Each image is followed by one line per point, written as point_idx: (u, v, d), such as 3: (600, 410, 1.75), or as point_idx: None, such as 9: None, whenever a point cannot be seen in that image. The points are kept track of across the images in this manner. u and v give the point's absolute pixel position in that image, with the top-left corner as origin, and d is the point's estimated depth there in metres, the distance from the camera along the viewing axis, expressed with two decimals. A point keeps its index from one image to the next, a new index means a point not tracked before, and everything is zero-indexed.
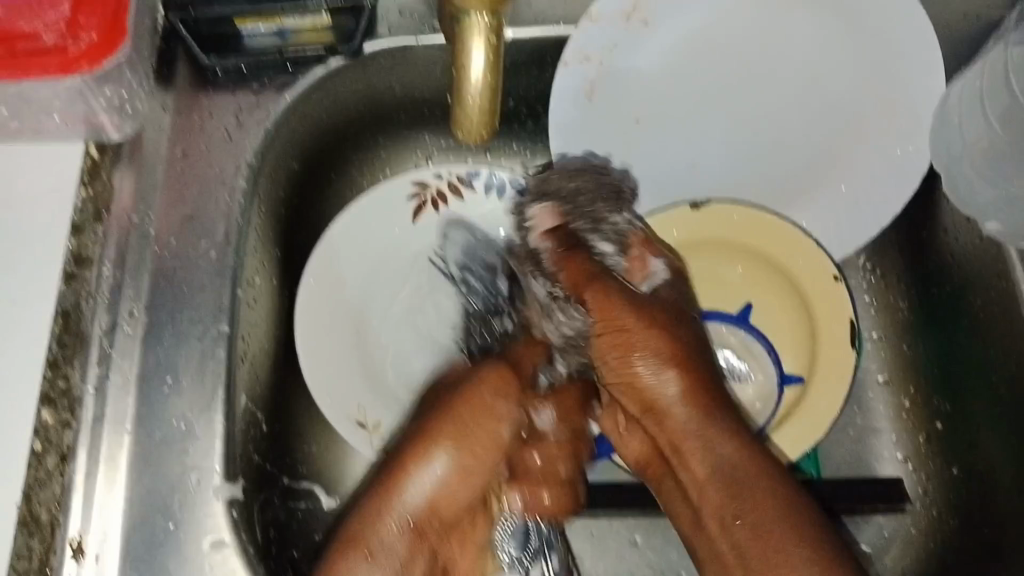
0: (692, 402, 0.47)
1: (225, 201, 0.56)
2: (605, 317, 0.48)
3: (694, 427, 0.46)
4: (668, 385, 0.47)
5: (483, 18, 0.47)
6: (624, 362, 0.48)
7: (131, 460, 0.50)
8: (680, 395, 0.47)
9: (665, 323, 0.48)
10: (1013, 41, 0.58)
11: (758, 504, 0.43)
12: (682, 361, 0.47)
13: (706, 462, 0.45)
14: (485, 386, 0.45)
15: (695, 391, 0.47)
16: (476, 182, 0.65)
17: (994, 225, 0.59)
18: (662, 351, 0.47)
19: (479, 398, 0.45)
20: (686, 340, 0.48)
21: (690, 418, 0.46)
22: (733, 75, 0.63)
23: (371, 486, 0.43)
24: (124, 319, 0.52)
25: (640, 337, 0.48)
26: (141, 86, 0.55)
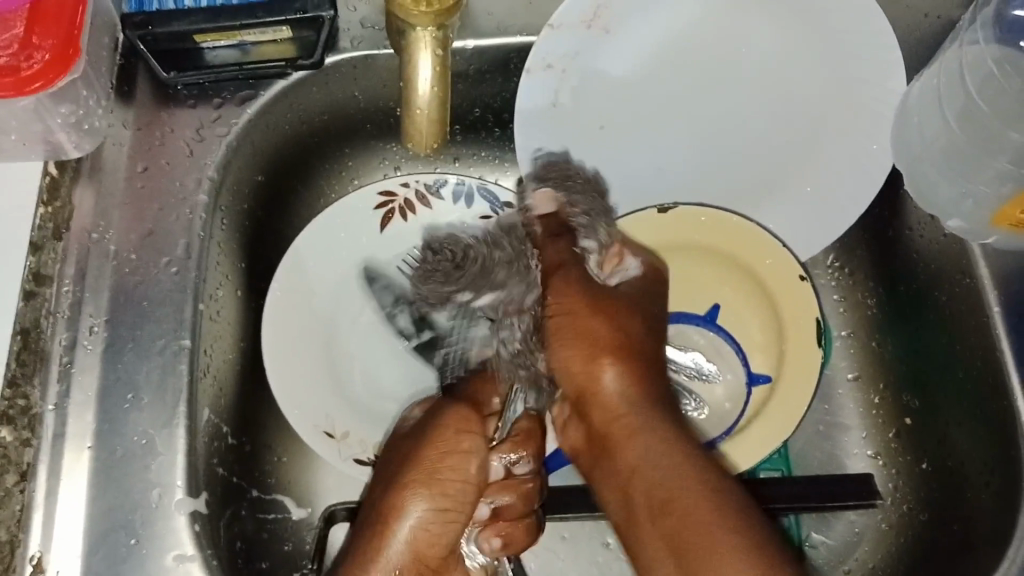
0: (635, 388, 0.50)
1: (186, 215, 0.57)
2: (563, 297, 0.52)
3: (625, 421, 0.49)
4: (618, 371, 0.50)
5: (431, 31, 0.47)
6: (579, 344, 0.51)
7: (92, 475, 0.50)
8: (628, 381, 0.50)
9: (623, 314, 0.52)
10: (967, 40, 0.58)
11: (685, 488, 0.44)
12: (633, 352, 0.51)
13: (638, 452, 0.47)
14: (447, 424, 0.47)
15: (629, 375, 0.50)
16: (443, 190, 0.64)
17: (956, 223, 0.60)
18: (613, 339, 0.51)
19: (446, 434, 0.47)
20: (636, 329, 0.52)
21: (634, 396, 0.50)
22: (698, 80, 0.62)
23: (360, 535, 0.45)
24: (84, 335, 0.53)
25: (601, 322, 0.52)
26: (98, 103, 0.55)
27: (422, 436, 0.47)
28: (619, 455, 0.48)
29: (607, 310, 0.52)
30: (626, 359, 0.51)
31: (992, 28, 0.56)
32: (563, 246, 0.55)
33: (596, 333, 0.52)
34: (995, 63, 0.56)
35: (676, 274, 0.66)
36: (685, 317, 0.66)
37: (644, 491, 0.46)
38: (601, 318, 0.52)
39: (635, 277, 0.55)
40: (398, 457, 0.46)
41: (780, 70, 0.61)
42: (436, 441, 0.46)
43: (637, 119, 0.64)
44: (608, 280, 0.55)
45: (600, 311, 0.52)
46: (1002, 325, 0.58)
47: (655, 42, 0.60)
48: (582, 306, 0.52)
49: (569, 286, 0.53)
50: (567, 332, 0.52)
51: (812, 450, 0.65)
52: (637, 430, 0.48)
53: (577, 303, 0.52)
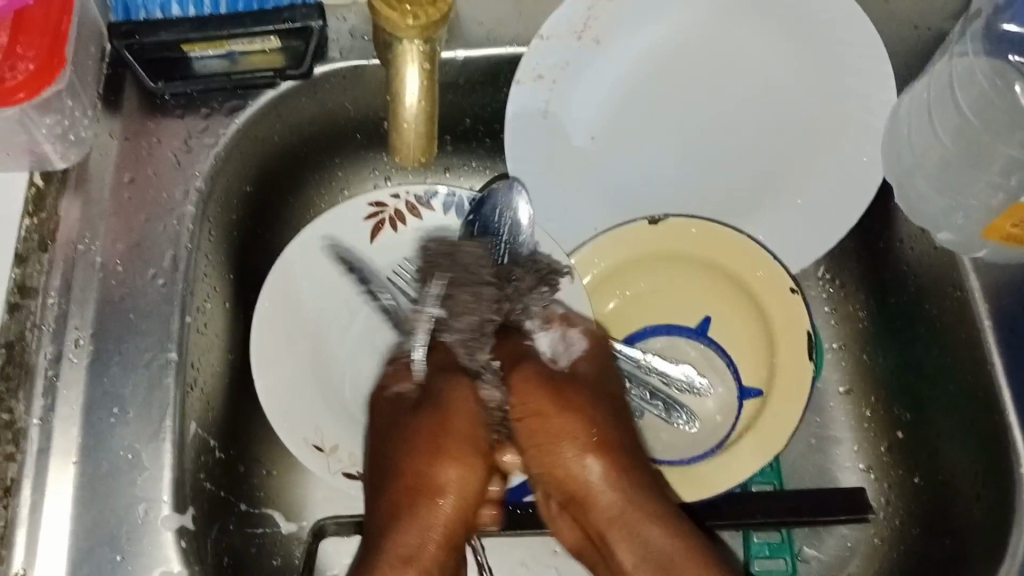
0: (617, 472, 0.52)
1: (173, 227, 0.56)
2: (524, 398, 0.53)
3: (615, 518, 0.51)
4: (595, 457, 0.52)
5: (418, 44, 0.47)
6: (552, 445, 0.53)
7: (77, 491, 0.50)
8: (607, 464, 0.52)
9: (575, 398, 0.53)
10: (957, 52, 0.58)
11: (672, 556, 0.49)
12: (601, 434, 0.53)
13: (635, 551, 0.50)
14: (444, 501, 0.52)
15: (612, 472, 0.52)
16: (432, 201, 0.63)
17: (947, 236, 0.60)
18: (583, 428, 0.53)
19: (464, 423, 0.54)
20: (602, 418, 0.54)
21: (617, 479, 0.51)
22: (689, 91, 0.62)
23: (393, 515, 0.52)
24: (69, 348, 0.52)
25: (571, 400, 0.53)
26: (84, 114, 0.55)
27: (444, 420, 0.54)
28: (616, 548, 0.51)
29: (565, 393, 0.54)
30: (601, 443, 0.52)
31: (981, 41, 0.57)
32: (511, 343, 0.57)
33: (567, 429, 0.52)
34: (986, 76, 0.57)
35: (668, 287, 0.66)
36: (675, 329, 0.66)
37: (631, 551, 0.50)
38: (565, 412, 0.53)
39: (585, 355, 0.58)
40: (429, 425, 0.54)
41: (771, 82, 0.61)
42: (454, 422, 0.54)
43: (627, 130, 0.63)
44: (560, 365, 0.57)
45: (562, 401, 0.53)
46: (992, 339, 0.58)
47: (645, 55, 0.61)
48: (543, 398, 0.53)
49: (528, 381, 0.54)
50: (539, 432, 0.53)
51: (802, 462, 0.65)
52: (635, 517, 0.50)
53: (540, 397, 0.53)
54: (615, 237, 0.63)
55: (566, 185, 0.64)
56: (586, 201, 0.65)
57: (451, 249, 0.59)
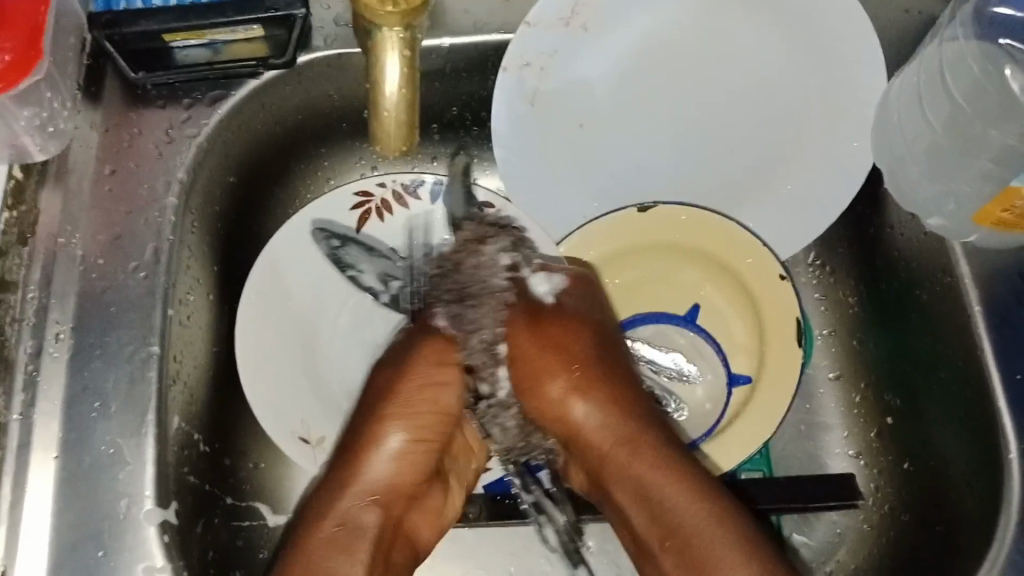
0: (612, 414, 0.54)
1: (155, 219, 0.56)
2: (512, 341, 0.55)
3: (612, 447, 0.52)
4: (585, 399, 0.54)
5: (398, 31, 0.46)
6: (541, 385, 0.55)
7: (59, 486, 0.49)
8: (602, 407, 0.54)
9: (566, 337, 0.56)
10: (947, 36, 0.57)
11: (667, 495, 0.49)
12: (594, 375, 0.55)
13: (629, 478, 0.51)
14: (376, 425, 0.54)
15: (602, 404, 0.54)
16: (420, 191, 0.62)
17: (936, 221, 0.60)
18: (573, 370, 0.55)
19: (411, 381, 0.54)
20: (591, 355, 0.56)
21: (616, 421, 0.53)
22: (679, 76, 0.61)
23: (346, 471, 0.53)
24: (50, 343, 0.52)
25: (565, 347, 0.56)
26: (63, 105, 0.54)
27: (396, 370, 0.55)
28: (613, 475, 0.52)
29: (559, 343, 0.56)
30: (593, 387, 0.54)
31: (971, 25, 0.55)
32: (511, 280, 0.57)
33: (556, 369, 0.55)
34: (977, 60, 0.55)
35: (658, 274, 0.65)
36: (662, 317, 0.65)
37: (635, 492, 0.51)
38: (554, 355, 0.55)
39: (568, 290, 0.57)
40: (385, 376, 0.55)
41: (761, 67, 0.60)
42: (419, 389, 0.55)
43: (616, 118, 0.63)
44: (543, 297, 0.57)
45: (547, 344, 0.55)
46: (983, 323, 0.57)
47: (634, 41, 0.59)
48: (534, 348, 0.55)
49: (523, 335, 0.55)
50: (531, 379, 0.55)
51: (793, 450, 0.65)
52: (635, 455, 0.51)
53: (531, 346, 0.55)
54: (600, 226, 0.62)
55: (555, 174, 0.63)
56: (574, 189, 0.65)
57: (472, 234, 0.57)
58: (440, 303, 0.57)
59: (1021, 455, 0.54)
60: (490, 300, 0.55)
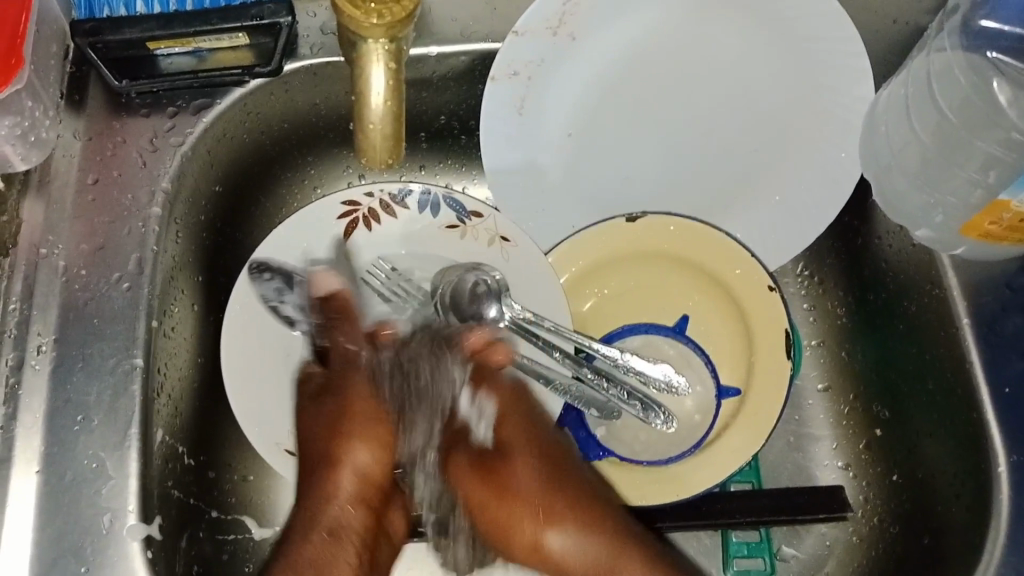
0: (588, 535, 0.57)
1: (138, 229, 0.55)
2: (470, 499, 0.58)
3: (589, 562, 0.58)
4: (554, 531, 0.58)
5: (383, 43, 0.46)
6: (511, 532, 0.58)
7: (40, 501, 0.49)
8: (564, 531, 0.58)
9: (511, 477, 0.59)
10: (934, 47, 0.57)
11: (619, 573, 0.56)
12: (557, 504, 0.58)
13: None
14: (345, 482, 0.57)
15: (574, 538, 0.58)
16: (408, 199, 0.61)
17: (923, 233, 0.60)
18: (538, 511, 0.58)
19: (357, 402, 0.57)
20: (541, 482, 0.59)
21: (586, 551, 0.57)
22: (666, 86, 0.61)
23: (316, 490, 0.56)
24: (32, 355, 0.51)
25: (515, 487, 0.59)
26: (45, 114, 0.54)
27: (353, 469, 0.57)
28: None
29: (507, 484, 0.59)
30: (553, 508, 0.58)
31: (958, 35, 0.56)
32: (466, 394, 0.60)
33: (519, 519, 0.58)
34: (963, 71, 0.55)
35: (645, 284, 0.65)
36: (653, 328, 0.65)
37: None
38: (508, 501, 0.58)
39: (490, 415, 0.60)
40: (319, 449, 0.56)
41: (748, 77, 0.60)
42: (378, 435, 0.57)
43: (604, 127, 0.63)
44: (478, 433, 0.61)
45: (500, 493, 0.58)
46: (970, 334, 0.58)
47: (620, 50, 0.59)
48: (481, 488, 0.58)
49: (461, 471, 0.58)
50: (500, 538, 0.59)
51: (780, 462, 0.65)
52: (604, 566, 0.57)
53: (483, 493, 0.58)
54: (588, 236, 0.62)
55: (542, 185, 0.63)
56: (563, 199, 0.64)
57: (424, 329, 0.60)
58: (386, 382, 0.58)
59: (1010, 468, 0.54)
60: (432, 409, 0.58)
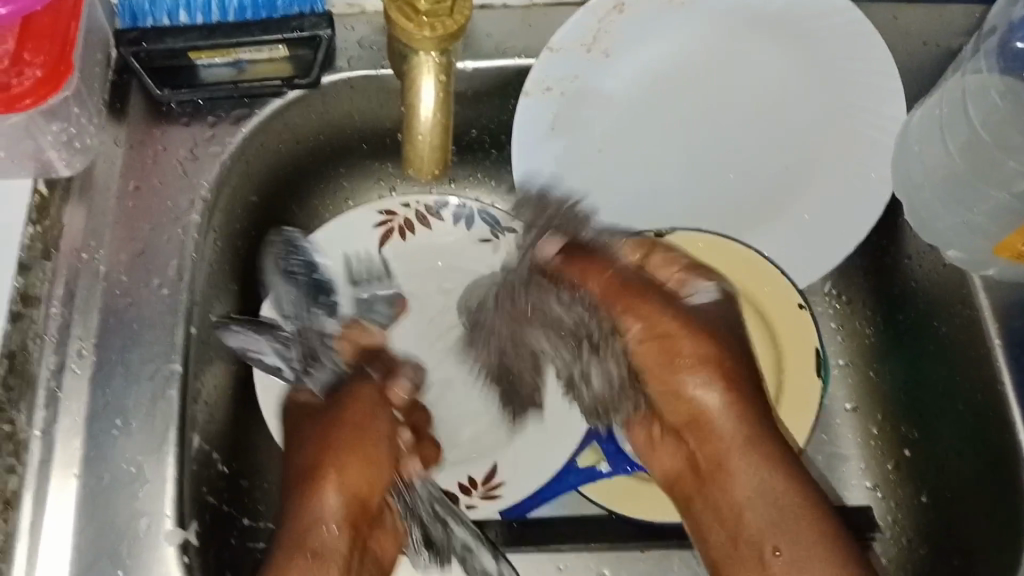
0: (738, 412, 0.51)
1: (178, 236, 0.56)
2: (615, 299, 0.54)
3: (737, 443, 0.51)
4: (713, 388, 0.52)
5: (434, 56, 0.47)
6: (663, 370, 0.53)
7: (79, 503, 0.49)
8: (720, 385, 0.52)
9: (685, 346, 0.52)
10: (970, 68, 0.58)
11: (739, 462, 0.51)
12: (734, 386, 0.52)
13: (705, 401, 0.52)
14: (343, 445, 0.54)
15: (731, 399, 0.52)
16: (443, 211, 0.63)
17: (954, 253, 0.61)
18: (716, 364, 0.52)
19: (343, 432, 0.54)
20: (733, 357, 0.53)
21: (727, 411, 0.52)
22: (699, 104, 0.61)
23: (295, 457, 0.54)
24: (72, 359, 0.52)
25: (676, 346, 0.52)
26: (90, 122, 0.55)
27: (353, 433, 0.55)
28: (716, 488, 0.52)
29: (673, 346, 0.52)
30: (729, 387, 0.52)
31: (994, 57, 0.57)
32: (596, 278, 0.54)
33: (695, 366, 0.52)
34: (998, 93, 0.57)
35: None
36: None
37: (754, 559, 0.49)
38: (683, 354, 0.52)
39: (708, 302, 0.54)
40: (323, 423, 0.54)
41: (779, 94, 0.61)
42: (364, 424, 0.55)
43: (637, 143, 0.63)
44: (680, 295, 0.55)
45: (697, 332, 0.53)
46: (1002, 353, 0.58)
47: (653, 68, 0.60)
48: (651, 353, 0.53)
49: (636, 316, 0.53)
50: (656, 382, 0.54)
51: (809, 481, 0.65)
52: (741, 439, 0.51)
53: (658, 340, 0.53)
54: None
55: None
56: None
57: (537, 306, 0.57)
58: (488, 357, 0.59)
59: None
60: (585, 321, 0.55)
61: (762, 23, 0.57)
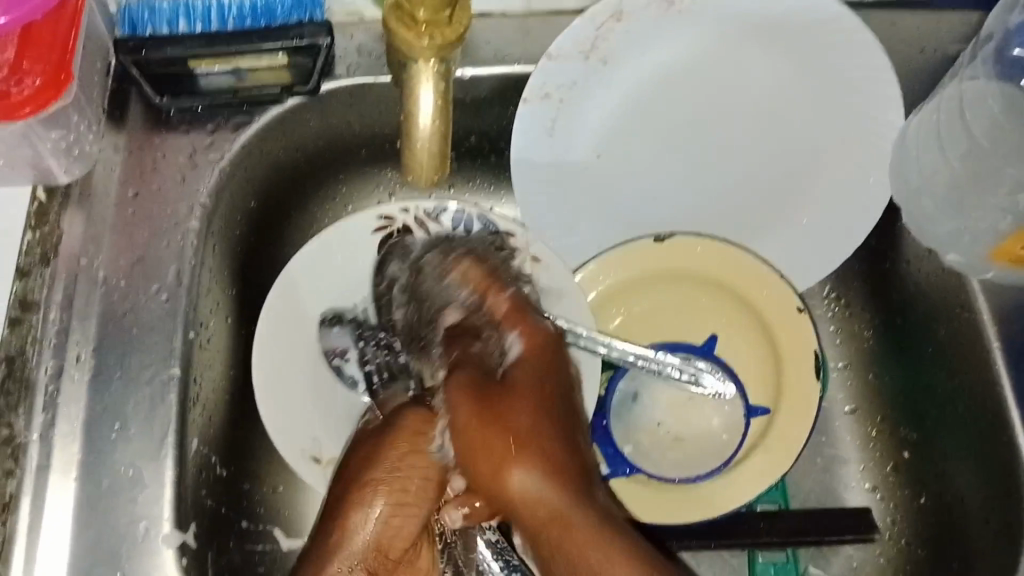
0: (555, 492, 0.45)
1: (177, 242, 0.56)
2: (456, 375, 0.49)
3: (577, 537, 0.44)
4: (535, 472, 0.45)
5: (433, 64, 0.47)
6: (480, 458, 0.46)
7: (77, 508, 0.49)
8: (542, 473, 0.45)
9: (511, 409, 0.47)
10: (966, 76, 0.58)
11: (592, 558, 0.44)
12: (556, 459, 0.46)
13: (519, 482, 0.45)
14: (401, 444, 0.49)
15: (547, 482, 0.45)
16: (442, 217, 0.61)
17: (953, 257, 0.61)
18: (531, 439, 0.46)
19: (398, 451, 0.49)
20: (553, 438, 0.47)
21: (555, 493, 0.45)
22: (697, 109, 0.62)
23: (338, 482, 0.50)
24: (71, 364, 0.52)
25: (506, 415, 0.46)
26: (90, 128, 0.55)
27: (389, 462, 0.48)
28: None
29: (502, 412, 0.47)
30: (555, 473, 0.45)
31: (992, 64, 0.57)
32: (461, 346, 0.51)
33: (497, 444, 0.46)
34: (996, 100, 0.57)
35: (670, 304, 0.65)
36: (680, 347, 0.64)
37: None
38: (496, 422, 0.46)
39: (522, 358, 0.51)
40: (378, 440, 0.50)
41: (778, 99, 0.61)
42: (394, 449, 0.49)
43: (635, 148, 0.63)
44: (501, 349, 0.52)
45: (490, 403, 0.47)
46: (1002, 360, 0.58)
47: (649, 74, 0.60)
48: (476, 421, 0.47)
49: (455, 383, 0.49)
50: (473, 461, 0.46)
51: (808, 484, 0.65)
52: (561, 527, 0.44)
53: (474, 409, 0.47)
54: (621, 253, 0.63)
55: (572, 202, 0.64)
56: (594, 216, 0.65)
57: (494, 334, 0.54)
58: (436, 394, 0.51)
59: None
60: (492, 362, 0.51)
61: (762, 30, 0.57)
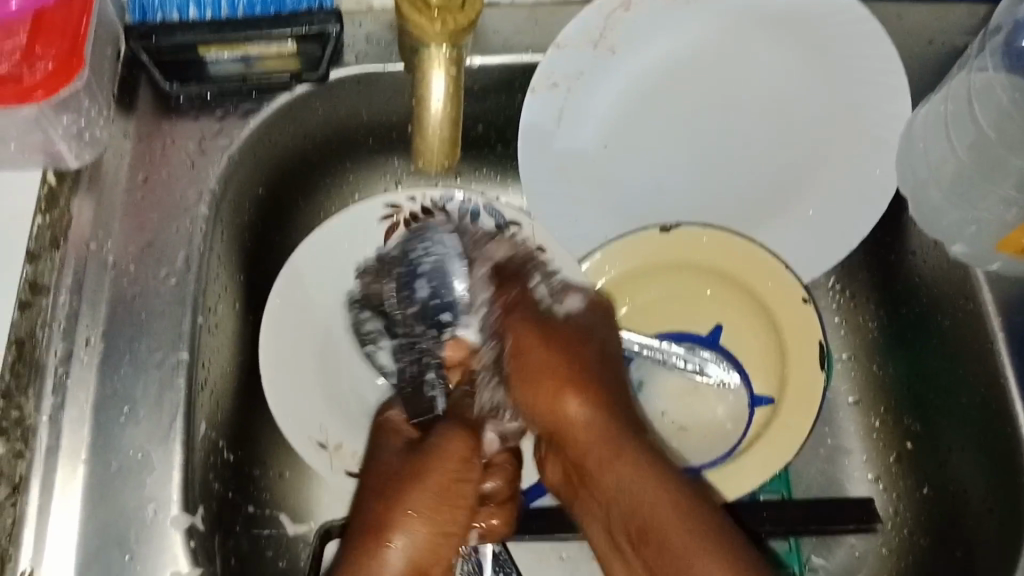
0: (602, 414, 0.53)
1: (186, 227, 0.56)
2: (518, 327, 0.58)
3: (607, 455, 0.51)
4: (586, 402, 0.54)
5: (445, 50, 0.48)
6: (540, 381, 0.55)
7: (86, 489, 0.50)
8: (592, 402, 0.54)
9: (572, 345, 0.56)
10: (976, 66, 0.58)
11: (618, 472, 0.51)
12: (594, 383, 0.54)
13: (579, 407, 0.54)
14: (453, 448, 0.51)
15: (595, 404, 0.54)
16: (449, 206, 0.61)
17: (960, 247, 0.60)
18: (579, 372, 0.55)
19: (444, 473, 0.50)
20: (601, 377, 0.55)
21: (603, 420, 0.53)
22: (703, 101, 0.62)
23: (367, 493, 0.50)
24: (80, 347, 0.52)
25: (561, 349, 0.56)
26: (100, 113, 0.55)
27: (448, 456, 0.51)
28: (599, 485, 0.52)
29: (557, 337, 0.57)
30: (599, 396, 0.54)
31: (999, 55, 0.58)
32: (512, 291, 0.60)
33: (564, 372, 0.55)
34: (1005, 91, 0.57)
35: (674, 294, 0.65)
36: (684, 337, 0.65)
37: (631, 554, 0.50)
38: (554, 350, 0.56)
39: (577, 310, 0.59)
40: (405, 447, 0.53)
41: (784, 90, 0.61)
42: (446, 453, 0.51)
43: (642, 139, 0.63)
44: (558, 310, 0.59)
45: (545, 336, 0.57)
46: (1005, 347, 0.58)
47: (656, 64, 0.60)
48: (536, 349, 0.56)
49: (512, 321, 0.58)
50: (531, 380, 0.56)
51: (811, 473, 0.65)
52: (603, 454, 0.52)
53: (534, 335, 0.57)
54: (626, 244, 0.63)
55: (579, 192, 0.64)
56: (599, 206, 0.65)
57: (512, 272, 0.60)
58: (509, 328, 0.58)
59: None
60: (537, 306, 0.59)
61: (770, 20, 0.57)
